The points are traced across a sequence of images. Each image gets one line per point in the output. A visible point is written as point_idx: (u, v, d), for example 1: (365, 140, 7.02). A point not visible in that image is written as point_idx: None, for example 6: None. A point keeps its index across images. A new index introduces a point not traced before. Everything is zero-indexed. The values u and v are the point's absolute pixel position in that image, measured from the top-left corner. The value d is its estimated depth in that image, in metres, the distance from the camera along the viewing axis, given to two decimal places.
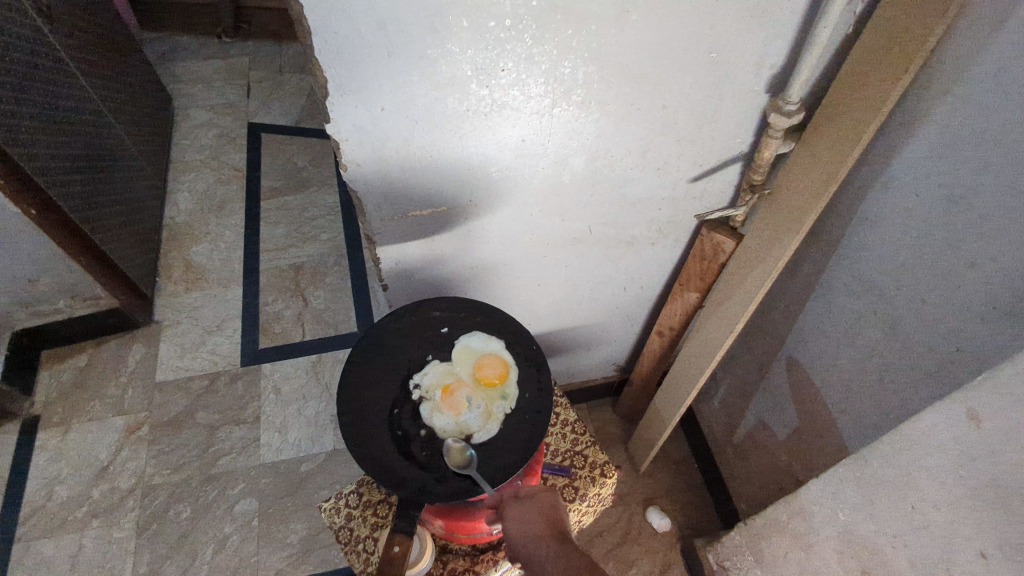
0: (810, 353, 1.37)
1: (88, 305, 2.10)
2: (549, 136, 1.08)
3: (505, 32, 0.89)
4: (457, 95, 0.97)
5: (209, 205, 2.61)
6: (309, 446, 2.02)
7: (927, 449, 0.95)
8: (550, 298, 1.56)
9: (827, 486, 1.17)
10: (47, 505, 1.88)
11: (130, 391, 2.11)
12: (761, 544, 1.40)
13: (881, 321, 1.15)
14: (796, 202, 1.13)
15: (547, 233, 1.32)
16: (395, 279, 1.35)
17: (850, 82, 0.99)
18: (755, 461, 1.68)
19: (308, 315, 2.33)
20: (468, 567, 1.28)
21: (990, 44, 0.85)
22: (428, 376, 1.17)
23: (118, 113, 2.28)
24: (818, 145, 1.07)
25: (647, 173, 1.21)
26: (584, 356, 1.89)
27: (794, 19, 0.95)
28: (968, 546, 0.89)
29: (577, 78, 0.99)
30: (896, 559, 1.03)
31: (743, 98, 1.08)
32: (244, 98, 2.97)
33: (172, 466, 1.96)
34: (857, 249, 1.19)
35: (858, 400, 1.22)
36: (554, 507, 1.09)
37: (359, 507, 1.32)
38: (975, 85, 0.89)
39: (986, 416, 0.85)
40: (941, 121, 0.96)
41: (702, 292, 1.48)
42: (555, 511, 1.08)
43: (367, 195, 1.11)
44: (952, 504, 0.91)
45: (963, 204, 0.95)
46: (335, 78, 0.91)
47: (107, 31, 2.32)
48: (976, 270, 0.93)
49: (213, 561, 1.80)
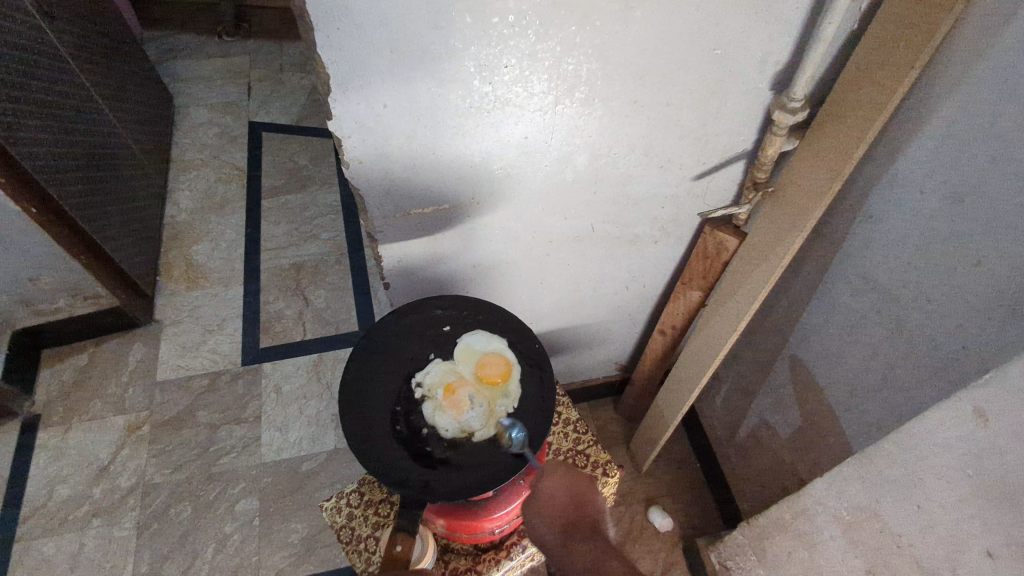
0: (814, 351, 1.37)
1: (89, 304, 2.10)
2: (552, 133, 1.07)
3: (509, 28, 0.89)
4: (460, 91, 0.96)
5: (210, 205, 2.60)
6: (310, 446, 2.01)
7: (933, 448, 0.94)
8: (552, 297, 1.55)
9: (831, 486, 1.17)
10: (47, 505, 1.87)
11: (130, 391, 2.11)
12: (764, 544, 1.39)
13: (886, 320, 1.14)
14: (800, 200, 1.12)
15: (549, 231, 1.31)
16: (396, 277, 1.34)
17: (855, 80, 0.98)
18: (758, 460, 1.68)
19: (308, 314, 2.32)
20: (469, 566, 1.28)
21: (997, 39, 0.85)
22: (430, 376, 1.17)
23: (118, 110, 2.27)
24: (822, 142, 1.06)
25: (650, 171, 1.21)
26: (586, 356, 1.88)
27: (800, 15, 0.94)
28: (975, 545, 0.89)
29: (580, 75, 0.98)
30: (900, 559, 1.02)
31: (747, 96, 1.08)
32: (244, 97, 2.97)
33: (172, 466, 1.96)
34: (862, 248, 1.18)
35: (862, 400, 1.22)
36: (562, 492, 1.20)
37: (361, 506, 1.31)
38: (981, 82, 0.89)
39: (993, 415, 0.84)
40: (947, 118, 0.95)
41: (705, 290, 1.48)
42: (566, 500, 1.19)
43: (369, 194, 1.10)
44: (958, 504, 0.91)
45: (968, 202, 0.94)
46: (337, 74, 0.90)
47: (108, 29, 2.32)
48: (980, 269, 0.93)
49: (214, 561, 1.80)
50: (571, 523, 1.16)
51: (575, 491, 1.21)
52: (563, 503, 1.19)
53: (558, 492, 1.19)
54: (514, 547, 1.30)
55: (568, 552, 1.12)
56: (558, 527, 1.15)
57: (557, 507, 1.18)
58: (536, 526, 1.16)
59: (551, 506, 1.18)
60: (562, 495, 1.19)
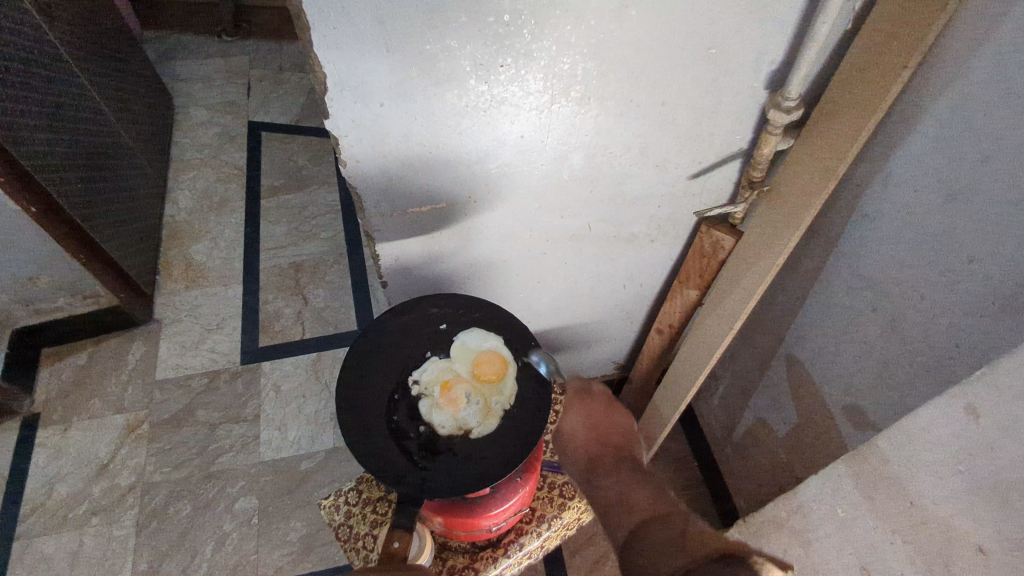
0: (810, 350, 1.37)
1: (88, 304, 2.11)
2: (548, 133, 1.08)
3: (504, 27, 0.89)
4: (456, 90, 0.97)
5: (209, 204, 2.61)
6: (309, 444, 2.02)
7: (925, 444, 0.94)
8: (550, 296, 1.56)
9: (826, 483, 1.17)
10: (47, 503, 1.88)
11: (130, 390, 2.11)
12: (760, 541, 1.40)
13: (880, 318, 1.15)
14: (796, 198, 1.13)
15: (547, 230, 1.32)
16: (395, 275, 1.34)
17: (850, 78, 0.99)
18: (755, 458, 1.68)
19: (307, 313, 2.32)
20: (467, 564, 1.29)
21: (989, 38, 0.85)
22: (427, 373, 1.18)
23: (117, 110, 2.27)
24: (818, 141, 1.07)
25: (647, 170, 1.21)
26: (584, 354, 1.89)
27: (793, 15, 0.95)
28: (968, 541, 0.89)
29: (576, 74, 0.99)
30: (894, 555, 1.03)
31: (743, 95, 1.09)
32: (244, 96, 2.97)
33: (172, 465, 1.96)
34: (857, 246, 1.19)
35: (857, 398, 1.22)
36: (600, 422, 1.21)
37: (359, 504, 1.32)
38: (973, 81, 0.89)
39: (985, 411, 0.84)
40: (940, 118, 0.96)
41: (702, 289, 1.49)
42: (608, 430, 1.20)
43: (367, 192, 1.11)
44: (950, 500, 0.91)
45: (961, 200, 0.95)
46: (334, 74, 0.90)
47: (108, 30, 2.32)
48: (974, 266, 0.93)
49: (213, 559, 1.81)
50: (608, 452, 1.17)
51: (627, 419, 1.23)
52: (597, 433, 1.20)
53: (594, 423, 1.21)
54: (512, 544, 1.31)
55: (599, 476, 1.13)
56: (589, 448, 1.18)
57: (596, 428, 1.20)
58: (565, 448, 1.20)
59: (583, 433, 1.20)
60: (599, 425, 1.21)
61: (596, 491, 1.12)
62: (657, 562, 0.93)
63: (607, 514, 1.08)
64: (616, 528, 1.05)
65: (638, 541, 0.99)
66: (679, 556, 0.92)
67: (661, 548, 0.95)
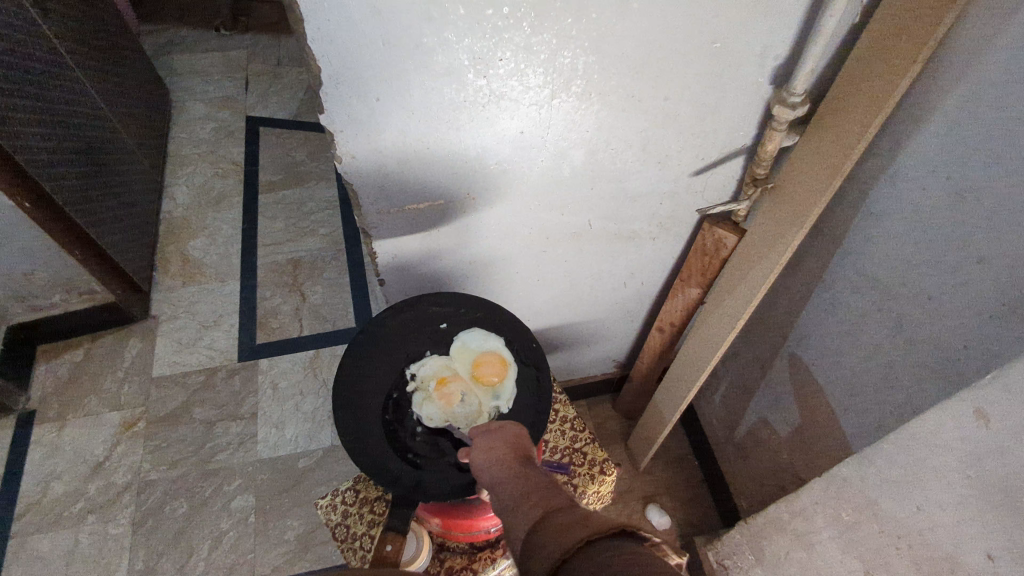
0: (814, 349, 1.35)
1: (85, 300, 2.09)
2: (549, 128, 1.06)
3: (503, 20, 0.87)
4: (454, 85, 0.95)
5: (206, 199, 2.59)
6: (307, 442, 2.00)
7: (933, 449, 0.93)
8: (550, 293, 1.54)
9: (829, 485, 1.15)
10: (43, 500, 1.86)
11: (127, 387, 2.10)
12: (761, 543, 1.38)
13: (886, 318, 1.13)
14: (801, 197, 1.11)
15: (546, 227, 1.29)
16: (392, 272, 1.32)
17: (858, 73, 0.96)
18: (756, 458, 1.66)
19: (306, 310, 2.31)
20: (465, 565, 1.27)
21: (1002, 32, 0.83)
22: (425, 368, 1.16)
23: (113, 105, 2.25)
24: (823, 138, 1.05)
25: (649, 166, 1.19)
26: (584, 353, 1.87)
27: (800, 9, 0.93)
28: (976, 547, 0.87)
29: (577, 68, 0.96)
30: (900, 560, 1.01)
31: (748, 90, 1.06)
32: (243, 91, 2.95)
33: (169, 462, 1.95)
34: (864, 245, 1.16)
35: (862, 399, 1.20)
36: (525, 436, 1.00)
37: (356, 504, 1.30)
38: (985, 76, 0.87)
39: (995, 416, 0.83)
40: (950, 115, 0.94)
41: (703, 287, 1.47)
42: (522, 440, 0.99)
43: (363, 188, 1.08)
44: (958, 505, 0.89)
45: (970, 199, 0.93)
46: (328, 67, 0.88)
47: (103, 23, 2.30)
48: (983, 267, 0.91)
49: (209, 558, 1.79)
50: (524, 460, 0.93)
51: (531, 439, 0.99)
52: (519, 446, 0.97)
53: (520, 436, 0.99)
54: None
55: (512, 480, 0.88)
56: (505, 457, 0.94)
57: (515, 443, 0.97)
58: (480, 468, 0.94)
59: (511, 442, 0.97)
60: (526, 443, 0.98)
61: (498, 491, 0.88)
62: (550, 542, 0.71)
63: (512, 510, 0.83)
64: (515, 524, 0.81)
65: (539, 533, 0.74)
66: (577, 537, 0.69)
67: (558, 525, 0.73)
